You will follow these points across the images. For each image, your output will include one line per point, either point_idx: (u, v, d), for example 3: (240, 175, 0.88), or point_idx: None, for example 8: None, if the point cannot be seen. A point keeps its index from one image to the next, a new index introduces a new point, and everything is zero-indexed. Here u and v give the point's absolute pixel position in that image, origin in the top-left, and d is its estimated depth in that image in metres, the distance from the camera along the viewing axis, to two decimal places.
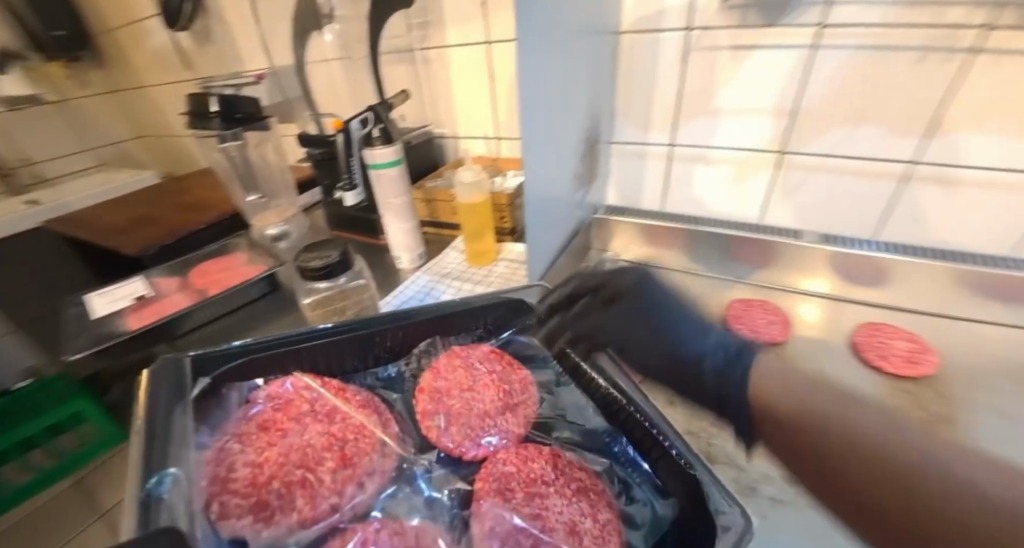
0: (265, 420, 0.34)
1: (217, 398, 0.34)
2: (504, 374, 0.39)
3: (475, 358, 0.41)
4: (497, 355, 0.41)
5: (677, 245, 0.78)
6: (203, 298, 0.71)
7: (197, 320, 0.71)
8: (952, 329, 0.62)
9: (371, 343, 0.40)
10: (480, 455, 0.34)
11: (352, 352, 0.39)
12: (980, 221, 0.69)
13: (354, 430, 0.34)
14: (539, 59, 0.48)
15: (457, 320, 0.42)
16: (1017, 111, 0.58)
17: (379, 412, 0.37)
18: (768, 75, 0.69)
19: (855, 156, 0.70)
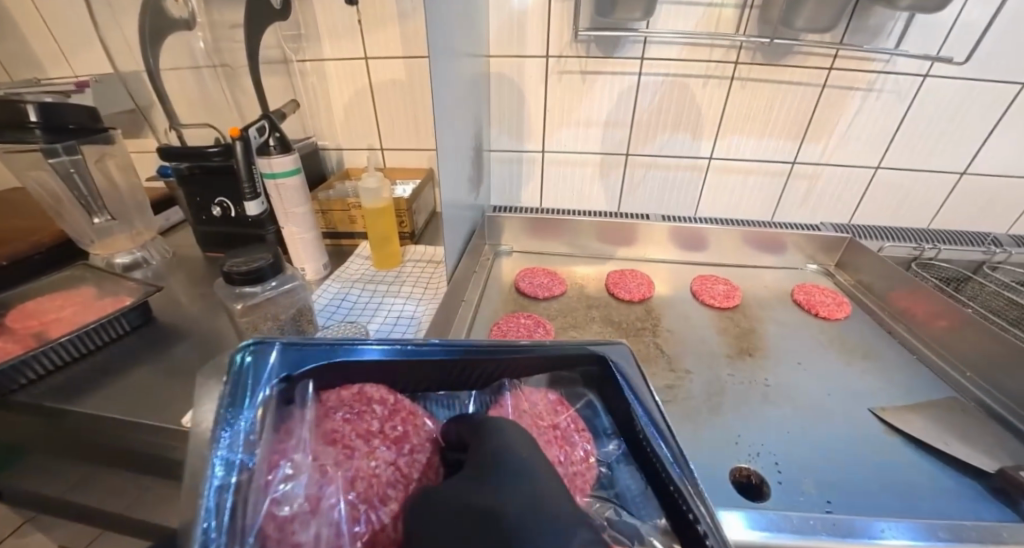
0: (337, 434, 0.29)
1: (289, 399, 0.29)
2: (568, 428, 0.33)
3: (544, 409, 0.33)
4: (564, 405, 0.34)
5: (561, 234, 0.92)
6: (55, 339, 0.58)
7: (48, 368, 0.58)
8: (750, 279, 0.86)
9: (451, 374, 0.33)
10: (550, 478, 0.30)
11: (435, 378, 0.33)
12: (757, 199, 0.97)
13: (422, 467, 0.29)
14: (441, 75, 0.55)
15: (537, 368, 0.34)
16: (781, 114, 0.87)
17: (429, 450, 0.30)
18: (610, 94, 0.88)
19: (677, 155, 0.94)
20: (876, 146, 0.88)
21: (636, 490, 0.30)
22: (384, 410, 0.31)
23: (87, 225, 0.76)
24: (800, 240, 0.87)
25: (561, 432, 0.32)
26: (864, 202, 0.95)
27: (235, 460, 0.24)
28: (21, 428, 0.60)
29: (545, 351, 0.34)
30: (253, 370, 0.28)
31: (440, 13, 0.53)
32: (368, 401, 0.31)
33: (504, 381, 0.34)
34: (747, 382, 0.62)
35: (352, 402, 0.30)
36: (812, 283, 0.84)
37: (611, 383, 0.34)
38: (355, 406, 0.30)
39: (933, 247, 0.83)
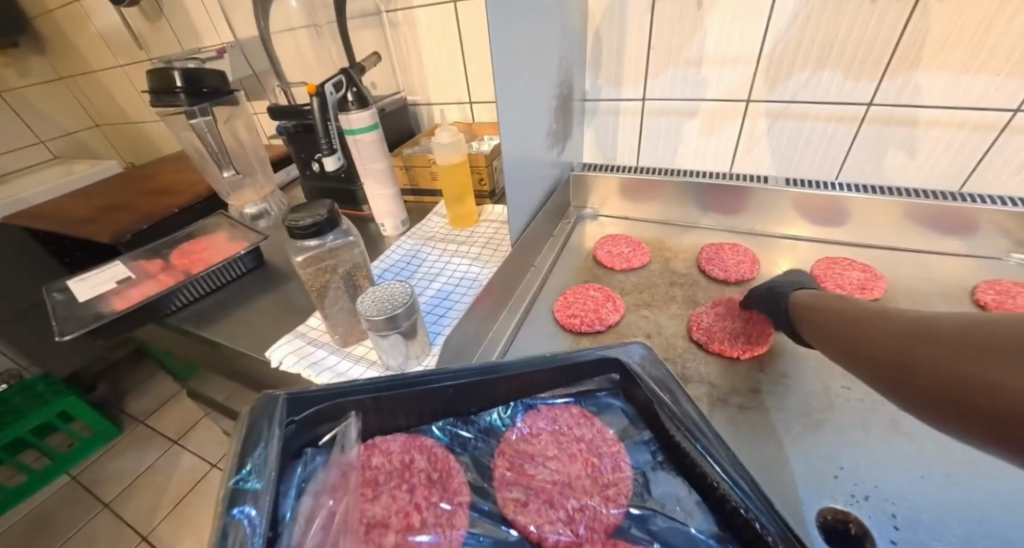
0: (375, 473, 0.36)
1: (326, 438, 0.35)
2: (594, 442, 0.39)
3: (561, 432, 0.40)
4: (588, 417, 0.41)
5: (655, 198, 0.81)
6: (190, 276, 0.70)
7: (189, 299, 0.71)
8: (906, 267, 0.65)
9: (452, 391, 0.38)
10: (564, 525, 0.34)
11: (459, 402, 0.39)
12: (938, 160, 0.72)
13: (434, 482, 0.36)
14: (506, 17, 0.49)
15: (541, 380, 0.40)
16: (1001, 36, 0.60)
17: (433, 465, 0.37)
18: (734, 21, 0.71)
19: (821, 101, 0.73)
20: None
21: (675, 496, 0.35)
22: (395, 448, 0.37)
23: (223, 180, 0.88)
24: (1002, 219, 0.63)
25: (584, 442, 0.39)
26: None
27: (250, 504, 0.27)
28: (176, 344, 0.76)
29: (537, 361, 0.40)
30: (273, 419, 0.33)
31: None
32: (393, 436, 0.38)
33: (517, 403, 0.41)
34: (870, 400, 0.48)
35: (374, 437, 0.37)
36: (1010, 279, 0.61)
37: (638, 387, 0.39)
38: (382, 448, 0.37)
39: None
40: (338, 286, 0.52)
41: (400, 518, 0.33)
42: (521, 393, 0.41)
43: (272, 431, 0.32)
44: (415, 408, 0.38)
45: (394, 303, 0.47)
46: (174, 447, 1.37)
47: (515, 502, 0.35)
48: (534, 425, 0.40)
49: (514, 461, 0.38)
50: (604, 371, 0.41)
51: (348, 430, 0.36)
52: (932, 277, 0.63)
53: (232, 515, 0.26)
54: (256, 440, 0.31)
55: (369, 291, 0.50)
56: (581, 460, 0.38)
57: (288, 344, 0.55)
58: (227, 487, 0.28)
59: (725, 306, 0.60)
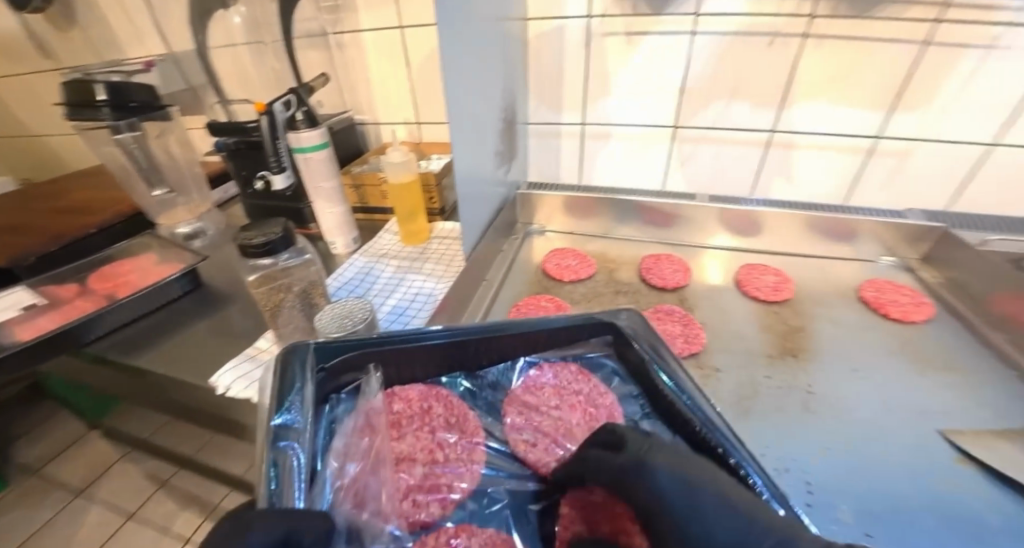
0: (400, 417, 0.39)
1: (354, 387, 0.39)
2: (591, 395, 0.42)
3: (564, 385, 0.43)
4: (585, 374, 0.43)
5: (597, 214, 0.87)
6: (114, 302, 0.64)
7: (112, 327, 0.64)
8: (809, 271, 0.76)
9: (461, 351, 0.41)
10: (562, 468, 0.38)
11: (466, 358, 0.42)
12: (828, 179, 0.85)
13: (451, 428, 0.40)
14: (455, 47, 0.52)
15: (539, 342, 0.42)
16: (865, 80, 0.74)
17: (445, 410, 0.41)
18: (659, 58, 0.80)
19: (734, 128, 0.84)
20: (989, 118, 0.72)
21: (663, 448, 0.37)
22: (414, 396, 0.41)
23: (150, 198, 0.82)
24: (876, 228, 0.75)
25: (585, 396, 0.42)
26: (972, 184, 0.78)
27: (288, 438, 0.30)
28: (98, 376, 0.69)
29: (537, 324, 0.41)
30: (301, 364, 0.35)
31: None
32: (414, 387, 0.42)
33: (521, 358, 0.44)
34: (783, 386, 0.55)
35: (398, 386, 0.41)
36: (886, 279, 0.72)
37: (630, 349, 0.40)
38: (404, 396, 0.41)
39: None
40: (293, 304, 0.51)
41: (426, 454, 0.38)
42: (524, 350, 0.43)
43: (304, 375, 0.34)
44: (433, 360, 0.41)
45: (353, 320, 0.47)
46: (82, 498, 1.21)
47: (525, 442, 0.40)
48: (536, 377, 0.43)
49: (520, 413, 0.41)
50: (599, 333, 0.42)
51: (369, 380, 0.39)
52: (829, 279, 0.74)
53: (280, 447, 0.29)
54: (291, 381, 0.33)
55: (327, 308, 0.49)
56: (580, 410, 0.41)
57: (235, 368, 0.53)
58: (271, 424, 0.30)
59: (664, 311, 0.66)
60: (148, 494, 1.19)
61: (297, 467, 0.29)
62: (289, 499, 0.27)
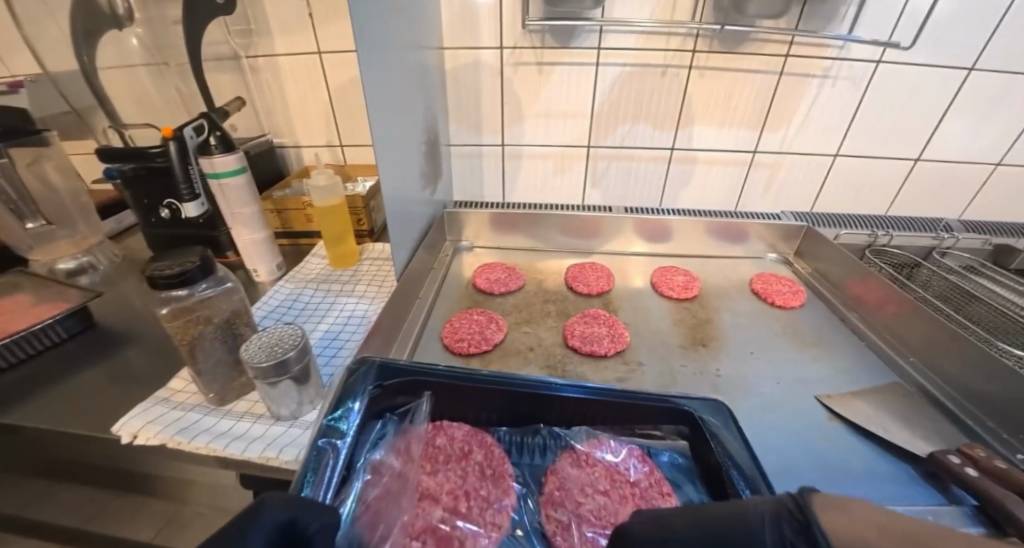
0: (440, 451, 0.45)
1: (410, 408, 0.45)
2: (648, 490, 0.43)
3: (623, 474, 0.45)
4: (645, 460, 0.46)
5: (524, 228, 0.92)
6: None
7: None
8: (711, 269, 0.86)
9: (524, 406, 0.45)
10: (577, 529, 0.40)
11: (529, 408, 0.45)
12: (719, 190, 0.98)
13: (480, 481, 0.44)
14: (376, 74, 0.54)
15: (617, 414, 0.45)
16: (737, 105, 0.87)
17: (486, 455, 0.45)
18: (568, 85, 0.88)
19: (638, 147, 0.94)
20: (830, 136, 0.88)
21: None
22: (465, 436, 0.46)
23: (23, 231, 0.71)
24: (761, 229, 0.87)
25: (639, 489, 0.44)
26: (825, 190, 0.95)
27: (329, 443, 0.37)
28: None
29: (619, 396, 0.44)
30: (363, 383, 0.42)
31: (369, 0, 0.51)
32: (471, 431, 0.47)
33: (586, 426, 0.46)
34: (695, 372, 0.62)
35: (451, 423, 0.47)
36: (771, 272, 0.84)
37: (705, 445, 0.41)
38: (450, 434, 0.46)
39: (886, 233, 0.81)
40: (216, 337, 0.48)
41: (450, 500, 0.42)
42: (589, 417, 0.46)
43: (364, 391, 0.41)
44: (501, 406, 0.45)
45: (284, 347, 0.46)
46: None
47: (558, 521, 0.41)
48: (591, 452, 0.46)
49: (563, 477, 0.44)
50: (674, 422, 0.44)
51: (421, 405, 0.45)
52: (727, 276, 0.84)
53: (321, 445, 0.37)
54: (350, 396, 0.40)
55: (253, 337, 0.47)
56: (631, 503, 0.43)
57: (144, 414, 0.48)
58: (324, 422, 0.38)
59: (590, 315, 0.71)
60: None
61: (329, 479, 0.35)
62: (317, 493, 0.34)
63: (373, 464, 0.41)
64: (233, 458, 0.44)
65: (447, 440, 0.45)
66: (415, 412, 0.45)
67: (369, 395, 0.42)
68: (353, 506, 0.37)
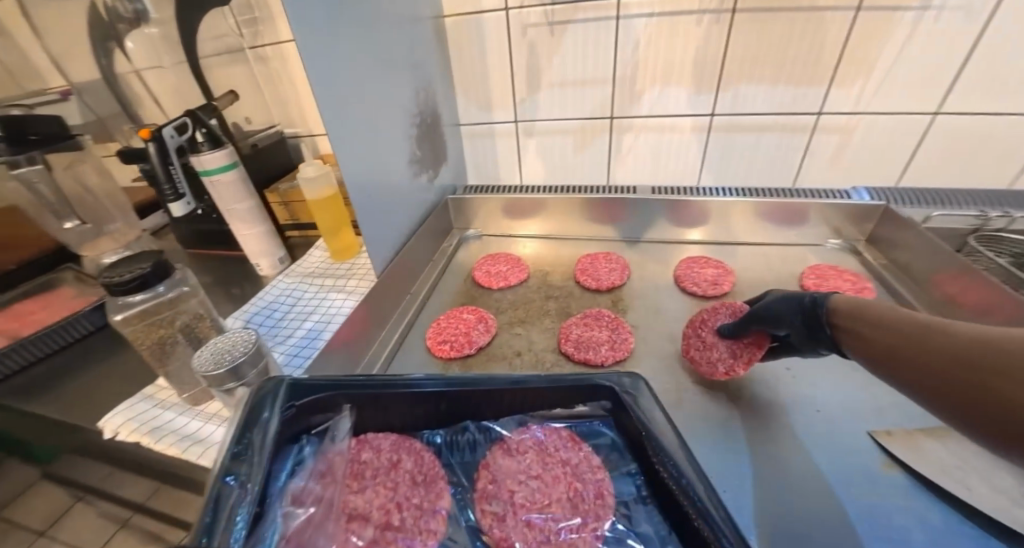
0: (365, 467, 0.38)
1: (329, 427, 0.37)
2: (579, 467, 0.39)
3: (552, 453, 0.40)
4: (576, 442, 0.40)
5: (536, 214, 0.84)
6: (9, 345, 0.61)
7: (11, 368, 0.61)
8: (752, 260, 0.73)
9: (450, 403, 0.39)
10: (522, 531, 0.36)
11: (455, 407, 0.39)
12: (772, 162, 0.81)
13: (413, 489, 0.38)
14: (329, 58, 0.49)
15: (541, 400, 0.39)
16: (798, 54, 0.70)
17: (417, 465, 0.39)
18: (585, 48, 0.77)
19: (670, 114, 0.80)
20: (931, 87, 0.68)
21: (653, 536, 0.34)
22: (389, 446, 0.39)
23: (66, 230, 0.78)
24: (824, 210, 0.71)
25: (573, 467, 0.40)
26: (919, 158, 0.75)
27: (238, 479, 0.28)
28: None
29: (541, 380, 0.38)
30: (273, 397, 0.33)
31: None
32: (396, 442, 0.39)
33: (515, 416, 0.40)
34: (709, 390, 0.53)
35: (375, 437, 0.39)
36: (831, 264, 0.69)
37: (630, 419, 0.37)
38: (374, 448, 0.39)
39: (1002, 213, 0.62)
40: (184, 339, 0.48)
41: (381, 514, 0.36)
42: (521, 408, 0.40)
43: (274, 408, 0.33)
44: (426, 409, 0.39)
45: (234, 353, 0.44)
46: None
47: (493, 514, 0.38)
48: (521, 440, 0.41)
49: (494, 473, 0.40)
50: (595, 397, 0.39)
51: (340, 423, 0.37)
52: (772, 268, 0.70)
53: (225, 483, 0.27)
54: (256, 416, 0.32)
55: (209, 342, 0.46)
56: (564, 482, 0.39)
57: (128, 410, 0.50)
58: (225, 455, 0.29)
59: (592, 316, 0.63)
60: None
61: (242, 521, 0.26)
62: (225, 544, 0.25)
63: (291, 495, 0.32)
64: (194, 463, 0.44)
65: (370, 456, 0.38)
66: (337, 430, 0.37)
67: (280, 413, 0.33)
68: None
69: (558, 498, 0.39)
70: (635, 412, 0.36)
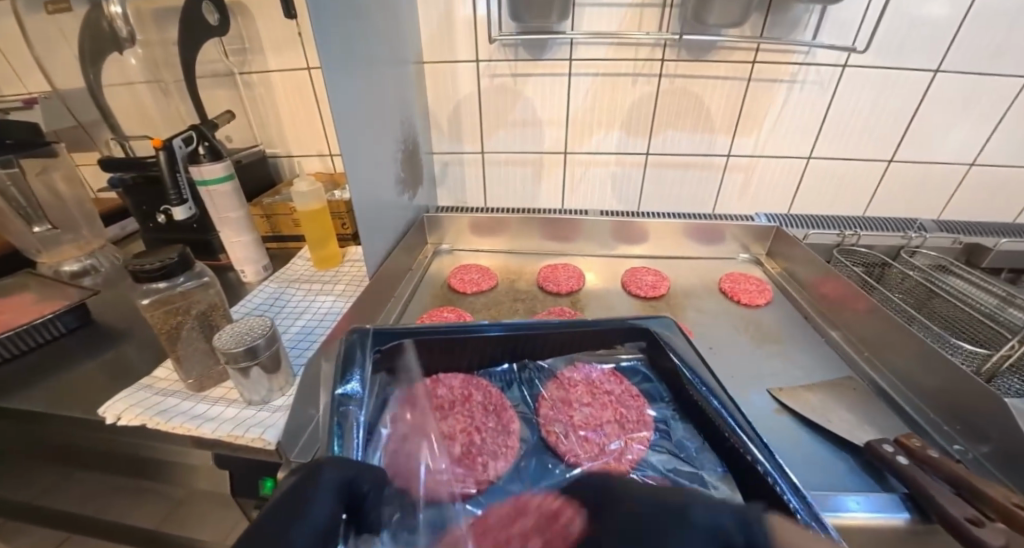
0: (443, 401, 0.43)
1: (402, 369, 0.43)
2: (622, 397, 0.45)
3: (600, 391, 0.45)
4: (619, 377, 0.46)
5: (502, 232, 0.95)
6: None
7: None
8: (681, 270, 0.88)
9: (512, 346, 0.45)
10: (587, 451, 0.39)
11: (511, 351, 0.45)
12: (694, 193, 1.00)
13: (483, 417, 0.42)
14: (339, 69, 0.58)
15: (589, 343, 0.46)
16: (706, 112, 0.90)
17: (484, 397, 0.44)
18: (543, 95, 0.92)
19: (613, 153, 0.97)
20: (804, 139, 0.90)
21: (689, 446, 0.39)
22: (461, 384, 0.45)
23: (29, 234, 0.77)
24: (733, 230, 0.89)
25: (616, 397, 0.45)
26: (800, 192, 0.96)
27: (347, 407, 0.35)
28: None
29: (590, 326, 0.45)
30: (360, 348, 0.41)
31: (329, 15, 0.55)
32: (468, 384, 0.45)
33: (567, 357, 0.47)
34: None
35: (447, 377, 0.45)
36: (740, 272, 0.87)
37: (665, 354, 0.44)
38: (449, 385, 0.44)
39: (853, 233, 0.83)
40: (195, 324, 0.52)
41: (462, 438, 0.41)
42: (572, 349, 0.46)
43: (363, 357, 0.40)
44: (488, 354, 0.45)
45: (254, 335, 0.50)
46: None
47: (556, 433, 0.41)
48: (574, 375, 0.47)
49: (552, 407, 0.44)
50: (635, 338, 0.46)
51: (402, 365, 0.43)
52: (697, 276, 0.87)
53: (341, 408, 0.35)
54: (352, 360, 0.39)
55: (226, 327, 0.51)
56: (610, 409, 0.44)
57: (126, 398, 0.53)
58: (335, 392, 0.36)
59: (556, 312, 0.74)
60: None
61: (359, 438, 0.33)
62: (350, 449, 0.32)
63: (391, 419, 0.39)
64: (205, 436, 0.48)
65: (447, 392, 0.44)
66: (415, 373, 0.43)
67: (370, 358, 0.41)
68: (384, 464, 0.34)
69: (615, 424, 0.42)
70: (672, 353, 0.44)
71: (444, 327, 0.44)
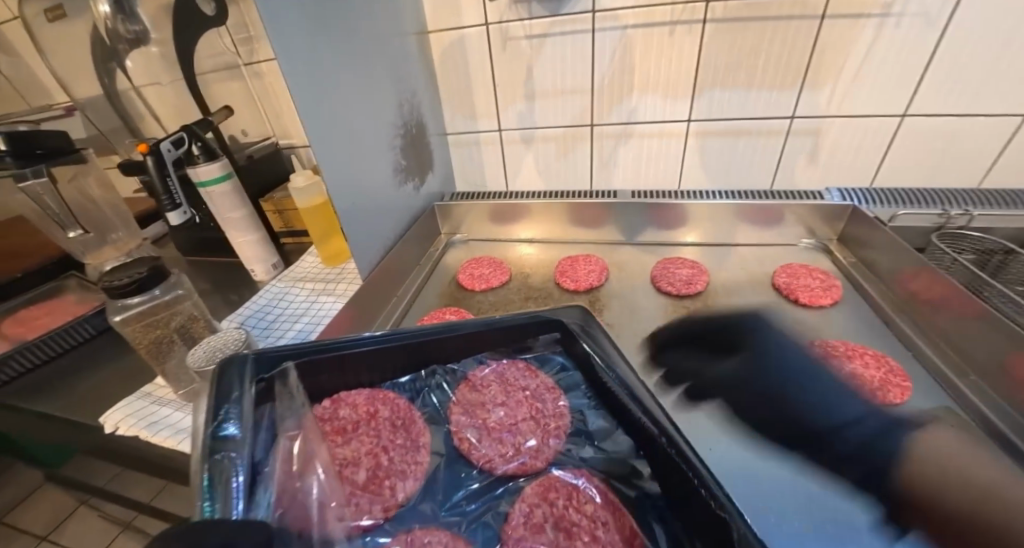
0: (343, 423, 0.40)
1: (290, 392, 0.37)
2: (538, 391, 0.44)
3: (515, 388, 0.45)
4: (532, 370, 0.45)
5: (521, 220, 0.87)
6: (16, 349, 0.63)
7: (17, 371, 0.63)
8: (727, 261, 0.75)
9: (421, 350, 0.41)
10: (513, 460, 0.41)
11: (420, 356, 0.42)
12: (747, 164, 0.84)
13: (390, 430, 0.41)
14: (308, 57, 0.52)
15: (498, 342, 0.43)
16: (764, 63, 0.73)
17: (390, 408, 0.42)
18: (563, 59, 0.80)
19: (649, 122, 0.83)
20: (896, 91, 0.70)
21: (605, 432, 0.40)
22: (362, 400, 0.41)
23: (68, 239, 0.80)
24: (796, 211, 0.73)
25: (533, 393, 0.44)
26: (889, 159, 0.77)
27: (221, 456, 0.28)
28: None
29: (499, 325, 0.41)
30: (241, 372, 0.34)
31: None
32: (371, 397, 0.42)
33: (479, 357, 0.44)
34: (681, 384, 0.55)
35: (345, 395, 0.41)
36: (802, 263, 0.72)
37: (577, 343, 0.42)
38: (351, 403, 0.41)
39: (963, 212, 0.64)
40: (179, 337, 0.52)
41: (370, 458, 0.39)
42: (478, 349, 0.43)
43: (243, 384, 0.33)
44: (396, 360, 0.41)
45: (226, 350, 0.47)
46: (44, 544, 1.09)
47: (469, 440, 0.42)
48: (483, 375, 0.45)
49: (470, 416, 0.43)
50: (548, 331, 0.43)
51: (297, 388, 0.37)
52: (745, 268, 0.73)
53: (215, 457, 0.28)
54: (229, 389, 0.32)
55: (202, 342, 0.49)
56: (525, 405, 0.44)
57: (127, 407, 0.53)
58: (209, 435, 0.29)
59: None
60: (114, 534, 1.09)
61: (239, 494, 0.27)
62: (226, 510, 0.26)
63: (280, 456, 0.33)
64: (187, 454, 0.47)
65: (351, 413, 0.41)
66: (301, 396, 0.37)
67: (252, 388, 0.34)
68: (275, 507, 0.29)
69: (537, 427, 0.43)
70: (585, 340, 0.41)
71: (327, 343, 0.38)
